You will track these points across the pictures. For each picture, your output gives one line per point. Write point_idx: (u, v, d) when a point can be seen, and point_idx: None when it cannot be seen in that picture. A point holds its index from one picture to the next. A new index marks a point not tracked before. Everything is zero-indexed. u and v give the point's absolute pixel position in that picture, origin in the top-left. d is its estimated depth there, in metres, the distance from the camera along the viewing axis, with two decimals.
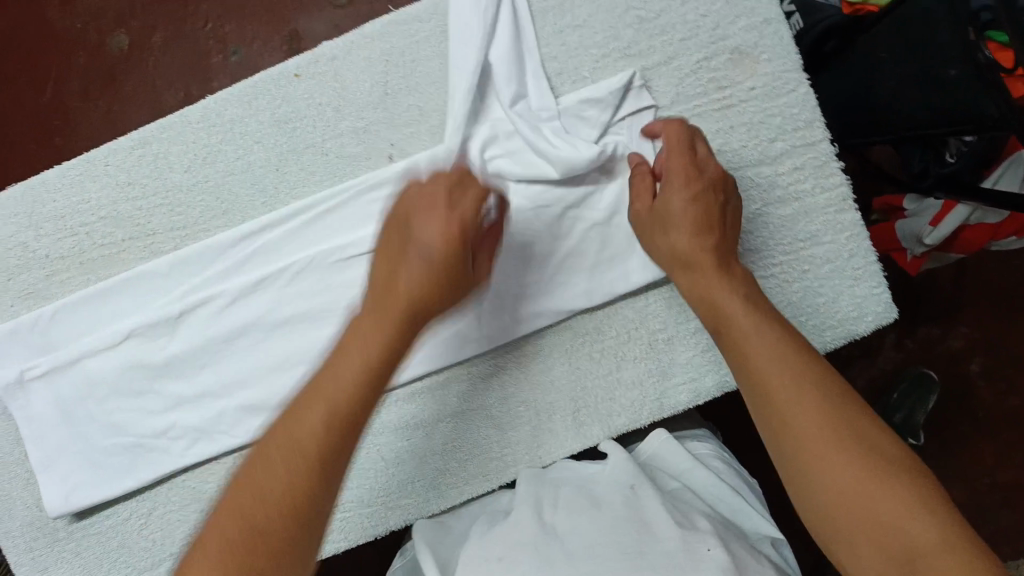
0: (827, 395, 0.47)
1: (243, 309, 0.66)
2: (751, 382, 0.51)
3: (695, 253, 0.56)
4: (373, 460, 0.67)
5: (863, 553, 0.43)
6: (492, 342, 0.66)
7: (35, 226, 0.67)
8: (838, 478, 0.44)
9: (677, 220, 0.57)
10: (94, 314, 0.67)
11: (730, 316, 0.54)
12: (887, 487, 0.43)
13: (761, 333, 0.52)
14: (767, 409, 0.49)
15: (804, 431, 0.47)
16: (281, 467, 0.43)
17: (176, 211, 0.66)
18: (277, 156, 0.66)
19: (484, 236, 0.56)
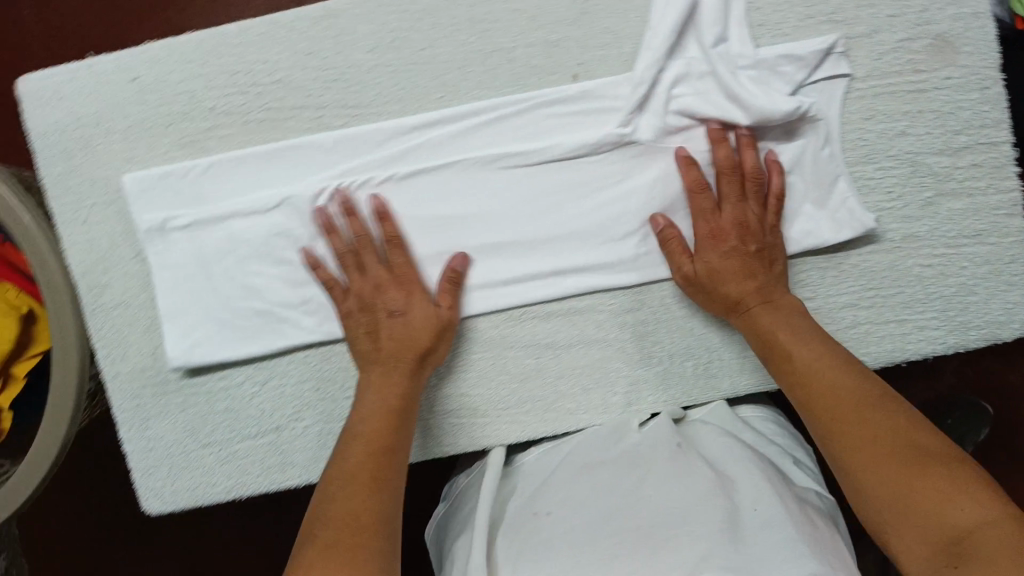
0: (851, 384, 0.55)
1: (397, 200, 0.65)
2: (804, 395, 0.57)
3: (732, 278, 0.61)
4: (490, 369, 0.68)
5: (911, 539, 0.47)
6: (642, 278, 0.66)
7: (207, 75, 0.65)
8: (872, 473, 0.50)
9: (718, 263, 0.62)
10: (247, 176, 0.66)
11: (779, 341, 0.59)
12: (928, 474, 0.48)
13: (809, 345, 0.58)
14: (818, 420, 0.55)
15: (852, 429, 0.53)
16: (354, 500, 0.53)
17: (352, 89, 0.65)
18: (463, 53, 0.64)
19: (730, 240, 0.62)
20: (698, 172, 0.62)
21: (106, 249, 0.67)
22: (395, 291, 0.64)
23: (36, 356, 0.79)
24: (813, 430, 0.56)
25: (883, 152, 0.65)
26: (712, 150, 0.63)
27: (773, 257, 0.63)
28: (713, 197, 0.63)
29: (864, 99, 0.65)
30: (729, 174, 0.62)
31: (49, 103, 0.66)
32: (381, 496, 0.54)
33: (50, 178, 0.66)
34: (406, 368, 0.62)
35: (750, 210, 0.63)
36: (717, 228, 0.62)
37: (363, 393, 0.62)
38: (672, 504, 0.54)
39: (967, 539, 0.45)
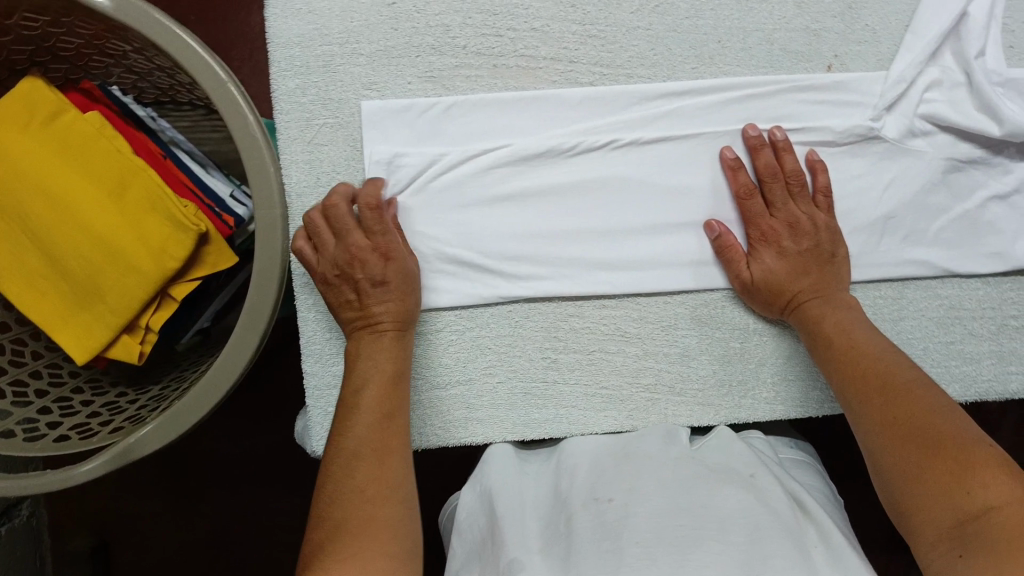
0: (902, 372, 0.55)
1: (634, 161, 0.66)
2: (842, 375, 0.58)
3: (785, 278, 0.63)
4: (665, 352, 0.67)
5: (921, 513, 0.48)
6: (862, 274, 0.66)
7: (466, 12, 0.64)
8: (891, 448, 0.51)
9: (771, 263, 0.64)
10: (487, 119, 0.65)
11: (820, 326, 0.61)
12: (950, 460, 0.48)
13: (856, 330, 0.60)
14: (855, 403, 0.56)
15: (887, 408, 0.53)
16: (365, 469, 0.53)
17: (607, 48, 0.65)
18: (725, 29, 0.65)
19: (783, 241, 0.64)
20: (794, 165, 0.64)
21: (327, 173, 0.65)
22: (375, 256, 0.61)
23: (196, 281, 0.69)
24: (848, 408, 0.56)
25: None
26: (752, 156, 0.65)
27: (834, 249, 0.64)
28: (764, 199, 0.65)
29: None
30: (772, 179, 0.64)
31: (297, 15, 0.63)
32: (386, 468, 0.54)
33: (282, 90, 0.64)
34: (384, 335, 0.61)
35: (800, 211, 0.64)
36: (768, 230, 0.64)
37: (354, 361, 0.60)
38: (728, 510, 0.52)
39: (977, 521, 0.44)
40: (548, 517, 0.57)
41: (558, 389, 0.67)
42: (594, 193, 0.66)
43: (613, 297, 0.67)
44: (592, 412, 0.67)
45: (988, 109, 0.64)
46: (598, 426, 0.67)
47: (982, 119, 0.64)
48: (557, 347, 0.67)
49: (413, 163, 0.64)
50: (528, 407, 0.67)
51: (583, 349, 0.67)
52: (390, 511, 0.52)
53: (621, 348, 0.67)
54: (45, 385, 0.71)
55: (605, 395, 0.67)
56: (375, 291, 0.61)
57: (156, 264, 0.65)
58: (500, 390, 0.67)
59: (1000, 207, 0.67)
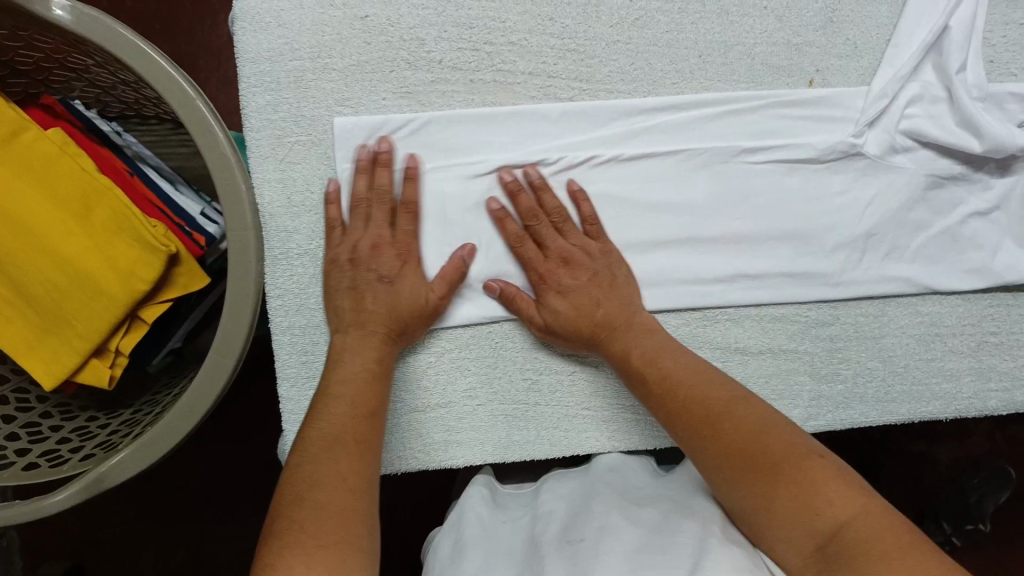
0: (753, 397, 0.54)
1: (615, 178, 0.65)
2: (662, 403, 0.56)
3: (576, 313, 0.61)
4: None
5: (781, 532, 0.46)
6: (844, 291, 0.66)
7: (442, 26, 0.63)
8: (717, 467, 0.50)
9: (563, 304, 0.62)
10: (465, 135, 0.63)
11: (632, 350, 0.59)
12: (805, 473, 0.47)
13: (672, 357, 0.58)
14: (677, 430, 0.54)
15: (721, 428, 0.51)
16: (339, 462, 0.48)
17: (585, 62, 0.64)
18: (705, 43, 0.64)
19: (569, 281, 0.62)
20: (554, 203, 0.62)
21: (300, 192, 0.63)
22: (392, 256, 0.61)
23: (167, 304, 0.67)
24: (669, 433, 0.55)
25: None
26: (513, 199, 0.62)
27: (614, 272, 0.63)
28: (534, 240, 0.63)
29: None
30: (532, 218, 0.62)
31: (267, 29, 0.61)
32: (366, 464, 0.49)
33: (252, 107, 0.62)
34: (371, 334, 0.59)
35: (575, 245, 0.63)
36: (546, 271, 0.62)
37: (340, 356, 0.58)
38: None
39: (840, 531, 0.44)
40: (524, 556, 0.56)
41: (540, 410, 0.66)
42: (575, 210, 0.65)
43: None
44: (576, 433, 0.66)
45: (971, 124, 0.63)
46: (581, 447, 0.66)
47: (965, 133, 0.64)
48: (539, 368, 0.65)
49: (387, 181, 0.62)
50: (510, 428, 0.65)
51: (566, 369, 0.66)
52: (366, 507, 0.47)
53: (603, 368, 0.66)
54: (12, 410, 0.69)
55: (587, 416, 0.66)
56: (378, 288, 0.61)
57: (124, 288, 0.62)
58: (482, 411, 0.65)
59: (981, 222, 0.67)
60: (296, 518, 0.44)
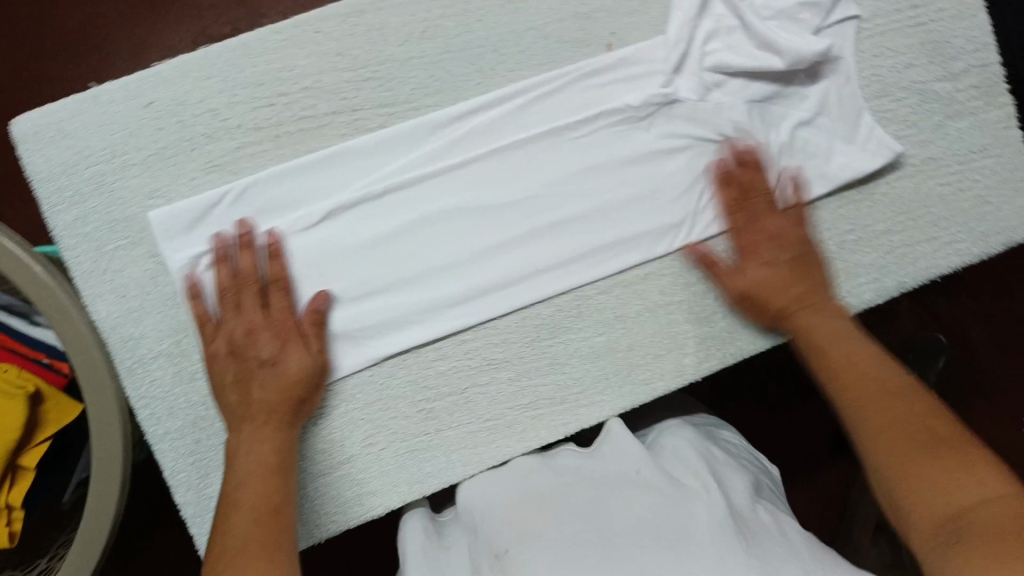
0: (891, 378, 0.56)
1: (446, 191, 0.64)
2: (832, 382, 0.58)
3: (774, 288, 0.64)
4: (536, 367, 0.67)
5: (918, 506, 0.48)
6: (699, 235, 0.67)
7: (231, 91, 0.61)
8: (898, 447, 0.51)
9: (752, 275, 0.65)
10: (287, 190, 0.62)
11: (827, 350, 0.60)
12: (977, 455, 0.48)
13: (839, 342, 0.60)
14: (846, 404, 0.56)
15: (897, 407, 0.53)
16: (247, 532, 0.50)
17: (386, 87, 0.63)
18: (498, 35, 0.64)
19: (767, 252, 0.65)
20: (764, 182, 0.66)
21: (135, 295, 0.61)
22: (269, 337, 0.59)
23: (45, 442, 0.64)
24: (837, 410, 0.57)
25: (895, 85, 0.69)
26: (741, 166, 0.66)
27: (805, 250, 0.65)
28: (746, 212, 0.66)
29: (873, 38, 0.68)
30: (756, 190, 0.66)
31: (53, 144, 0.59)
32: (281, 531, 0.51)
33: (61, 227, 0.60)
34: (263, 385, 0.58)
35: (776, 223, 0.65)
36: (751, 240, 0.65)
37: (235, 456, 0.56)
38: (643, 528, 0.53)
39: (966, 518, 0.45)
40: None
41: (440, 434, 0.66)
42: (419, 233, 0.64)
43: (470, 329, 0.66)
44: (482, 447, 0.66)
45: (773, 43, 0.64)
46: (490, 459, 0.67)
47: (769, 53, 0.65)
48: (426, 396, 0.65)
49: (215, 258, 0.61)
50: (417, 461, 0.65)
51: (457, 388, 0.66)
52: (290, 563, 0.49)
53: (493, 376, 0.66)
54: None
55: (490, 427, 0.66)
56: (260, 361, 0.59)
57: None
58: (384, 453, 0.65)
59: (811, 130, 0.68)
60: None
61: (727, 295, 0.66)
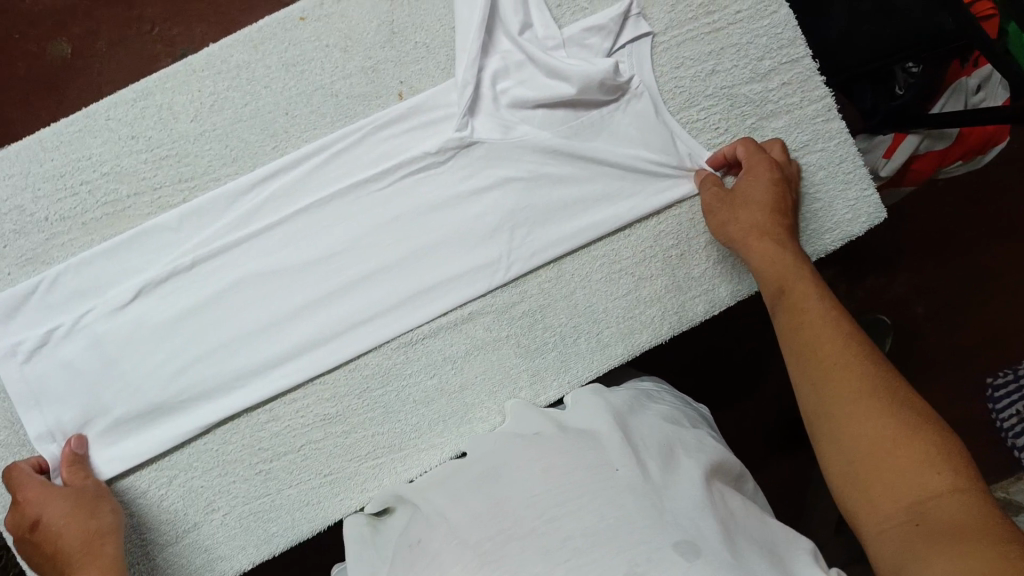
0: (844, 335, 0.52)
1: (258, 256, 0.65)
2: (798, 336, 0.54)
3: (762, 213, 0.62)
4: (370, 418, 0.67)
5: (880, 493, 0.45)
6: (518, 269, 0.67)
7: (33, 186, 0.63)
8: (873, 422, 0.47)
9: (754, 197, 0.63)
10: (100, 274, 0.63)
11: (801, 312, 0.55)
12: (921, 433, 0.45)
13: (808, 298, 0.56)
14: (811, 362, 0.52)
15: (842, 377, 0.50)
16: None
17: (184, 162, 0.64)
18: (286, 99, 0.65)
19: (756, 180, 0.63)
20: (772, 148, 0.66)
21: None
22: (38, 497, 0.58)
23: None
24: (796, 366, 0.53)
25: (701, 93, 0.68)
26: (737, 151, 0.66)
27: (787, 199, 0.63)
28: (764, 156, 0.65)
29: (670, 50, 0.68)
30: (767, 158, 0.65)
31: None
32: None
33: None
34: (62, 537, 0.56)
35: (757, 159, 0.64)
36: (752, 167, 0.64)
37: None
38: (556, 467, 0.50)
39: (927, 510, 0.43)
40: None
41: (285, 492, 0.67)
42: (237, 299, 0.65)
43: (297, 388, 0.67)
44: (326, 502, 0.67)
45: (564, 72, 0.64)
46: (336, 514, 0.67)
47: (558, 83, 0.65)
48: (262, 460, 0.66)
49: (31, 349, 0.62)
50: (266, 523, 0.66)
51: (293, 447, 0.67)
52: None
53: (328, 431, 0.67)
54: None
55: (331, 482, 0.67)
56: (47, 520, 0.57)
57: None
58: (228, 518, 0.66)
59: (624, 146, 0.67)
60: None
61: (727, 221, 0.63)
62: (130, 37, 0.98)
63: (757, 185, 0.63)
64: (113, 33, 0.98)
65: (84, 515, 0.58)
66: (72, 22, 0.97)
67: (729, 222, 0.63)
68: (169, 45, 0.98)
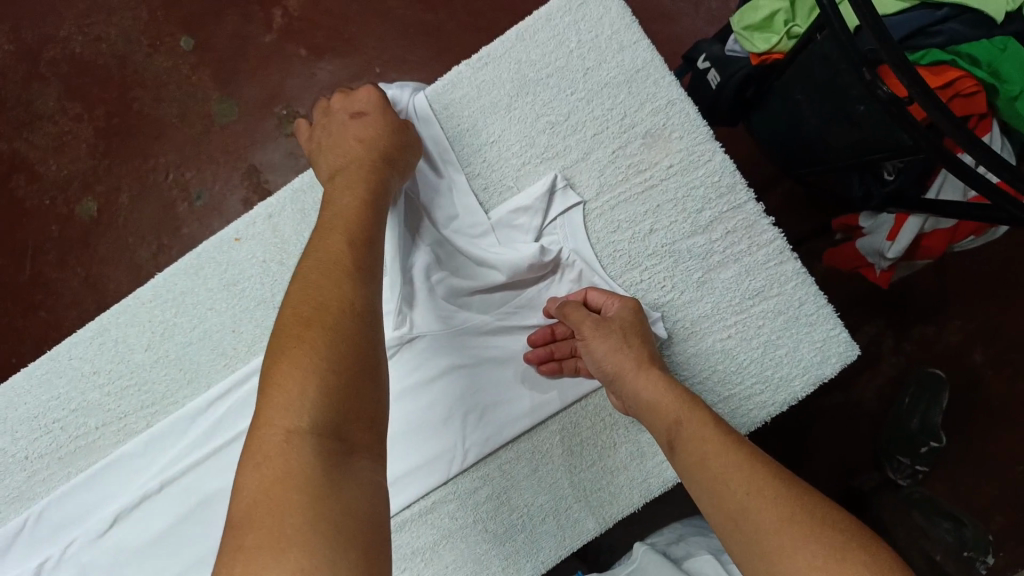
0: (750, 464, 0.49)
1: (219, 476, 0.65)
2: (702, 479, 0.50)
3: (623, 345, 0.60)
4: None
5: None
6: (474, 456, 0.65)
7: (9, 432, 0.67)
8: (806, 555, 0.43)
9: (616, 320, 0.62)
10: (75, 507, 0.66)
11: (707, 454, 0.51)
12: (855, 565, 0.42)
13: (699, 433, 0.53)
14: (722, 495, 0.49)
15: (758, 510, 0.46)
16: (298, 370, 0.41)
17: (142, 390, 0.67)
18: (231, 316, 0.68)
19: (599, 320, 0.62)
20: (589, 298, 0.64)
21: None
22: None
23: None
24: (707, 513, 0.50)
25: (641, 254, 0.66)
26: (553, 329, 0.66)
27: (642, 327, 0.62)
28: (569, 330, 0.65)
29: (604, 214, 0.66)
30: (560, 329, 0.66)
31: None
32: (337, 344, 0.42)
33: None
34: None
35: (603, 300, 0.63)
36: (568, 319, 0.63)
37: None
38: None
39: None
40: None
41: None
42: (202, 518, 0.65)
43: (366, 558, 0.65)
44: None
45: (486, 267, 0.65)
46: None
47: (486, 275, 0.65)
48: None
49: None
50: None
51: None
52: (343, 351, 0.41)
53: None
54: None
55: None
56: None
57: None
58: None
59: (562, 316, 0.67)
60: (290, 411, 0.39)
61: (601, 355, 0.61)
62: (150, 184, 0.96)
63: (647, 344, 0.61)
64: (134, 186, 0.96)
65: (358, 231, 0.50)
66: (95, 179, 0.96)
67: (623, 361, 0.59)
68: (185, 190, 0.96)
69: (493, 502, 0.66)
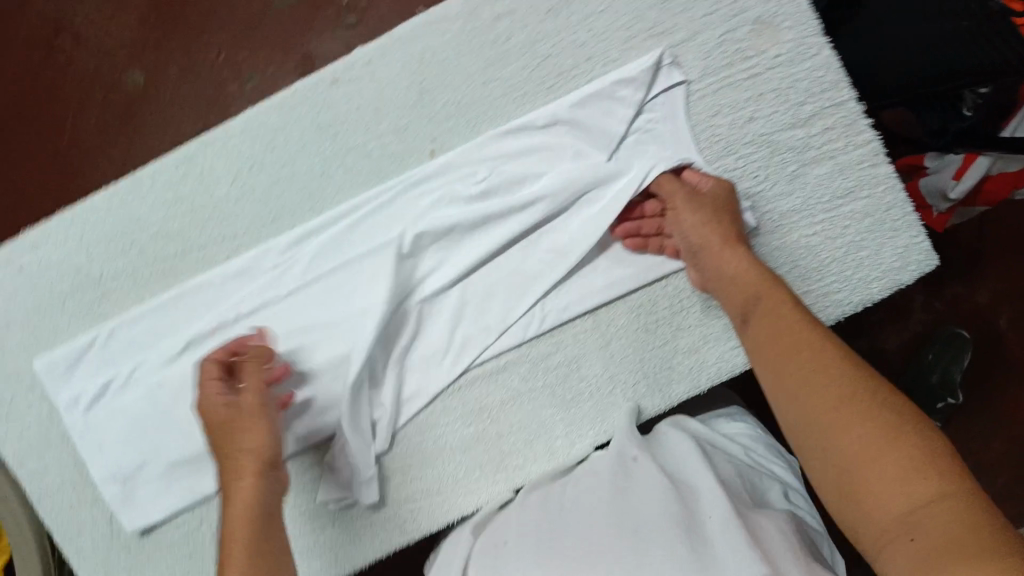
0: (819, 338, 0.49)
1: (299, 314, 0.66)
2: (774, 348, 0.51)
3: (713, 224, 0.61)
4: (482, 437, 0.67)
5: (871, 496, 0.42)
6: (552, 321, 0.66)
7: (87, 248, 0.67)
8: (859, 425, 0.43)
9: (709, 199, 0.63)
10: (151, 326, 0.66)
11: (782, 326, 0.51)
12: (907, 437, 0.42)
13: (775, 310, 0.53)
14: (788, 363, 0.49)
15: (817, 380, 0.46)
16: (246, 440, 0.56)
17: (225, 222, 0.67)
18: (321, 159, 0.67)
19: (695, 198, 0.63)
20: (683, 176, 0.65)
21: (32, 436, 0.67)
22: None
23: None
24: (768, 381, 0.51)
25: (738, 141, 0.66)
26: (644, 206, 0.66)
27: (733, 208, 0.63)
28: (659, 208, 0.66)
29: (706, 98, 0.67)
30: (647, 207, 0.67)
31: None
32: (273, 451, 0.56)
33: None
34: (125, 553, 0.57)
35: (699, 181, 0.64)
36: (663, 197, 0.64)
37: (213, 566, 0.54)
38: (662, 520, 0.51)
39: (916, 522, 0.40)
40: None
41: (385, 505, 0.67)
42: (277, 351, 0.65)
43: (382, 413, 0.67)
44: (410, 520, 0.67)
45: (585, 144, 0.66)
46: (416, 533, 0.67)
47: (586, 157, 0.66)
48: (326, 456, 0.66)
49: (84, 397, 0.66)
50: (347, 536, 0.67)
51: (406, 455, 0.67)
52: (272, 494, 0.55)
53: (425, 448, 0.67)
54: None
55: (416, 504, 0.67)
56: None
57: None
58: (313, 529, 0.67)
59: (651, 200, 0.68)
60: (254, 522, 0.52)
61: (688, 231, 0.62)
62: None
63: (737, 223, 0.62)
64: None
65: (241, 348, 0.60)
66: None
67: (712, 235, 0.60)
68: None
69: (565, 368, 0.67)
